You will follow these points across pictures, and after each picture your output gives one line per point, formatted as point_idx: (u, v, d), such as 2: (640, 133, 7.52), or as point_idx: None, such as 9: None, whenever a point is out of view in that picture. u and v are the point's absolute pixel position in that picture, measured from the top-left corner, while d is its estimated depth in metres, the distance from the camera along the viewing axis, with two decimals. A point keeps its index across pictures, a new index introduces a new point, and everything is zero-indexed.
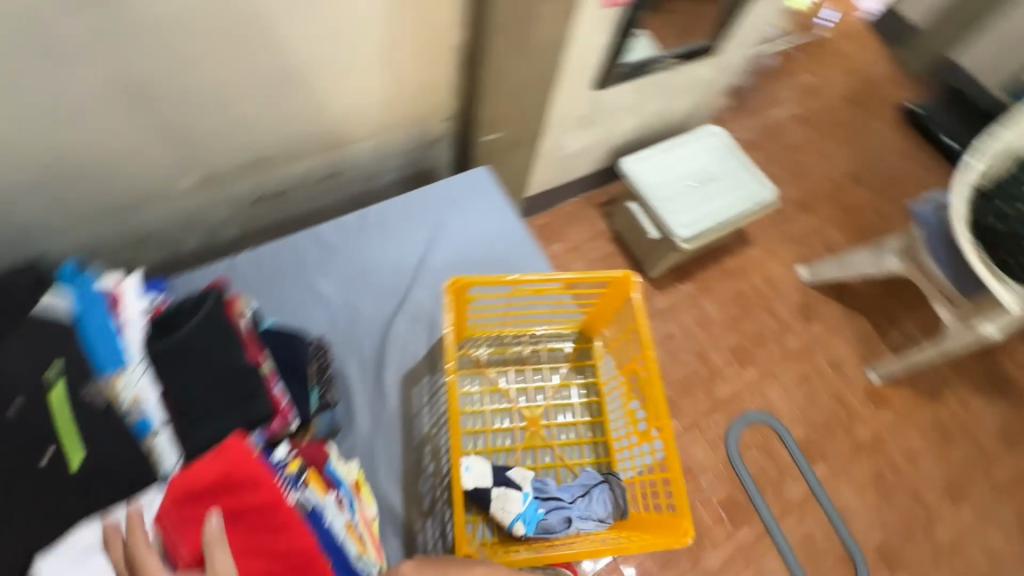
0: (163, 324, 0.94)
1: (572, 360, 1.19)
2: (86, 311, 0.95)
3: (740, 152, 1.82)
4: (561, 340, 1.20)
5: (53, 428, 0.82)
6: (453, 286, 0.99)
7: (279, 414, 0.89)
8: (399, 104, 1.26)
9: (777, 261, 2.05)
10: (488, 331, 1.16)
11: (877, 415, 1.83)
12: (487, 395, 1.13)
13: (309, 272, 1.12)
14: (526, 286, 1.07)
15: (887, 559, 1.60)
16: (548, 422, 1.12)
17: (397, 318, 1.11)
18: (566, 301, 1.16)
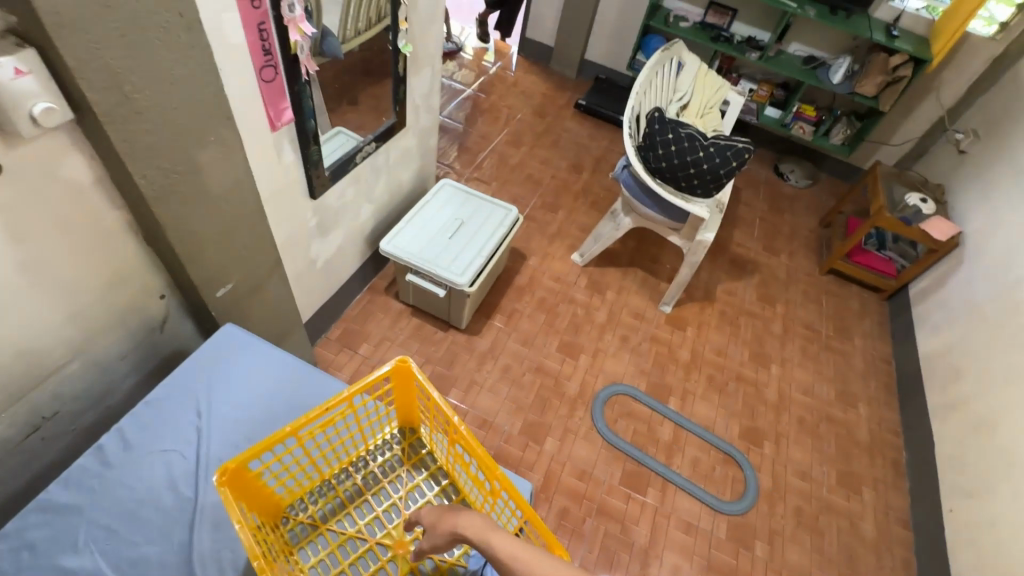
0: None
1: (403, 461, 1.01)
2: None
3: (475, 192, 2.01)
4: (381, 449, 1.01)
5: None
6: (219, 478, 0.74)
7: None
8: (135, 299, 1.01)
9: (554, 260, 2.31)
10: (295, 483, 0.91)
11: (684, 335, 2.15)
12: (337, 551, 0.89)
13: (43, 538, 0.76)
14: (309, 429, 0.88)
15: (751, 438, 1.88)
16: (411, 534, 0.91)
17: (192, 518, 0.82)
18: (360, 412, 0.97)
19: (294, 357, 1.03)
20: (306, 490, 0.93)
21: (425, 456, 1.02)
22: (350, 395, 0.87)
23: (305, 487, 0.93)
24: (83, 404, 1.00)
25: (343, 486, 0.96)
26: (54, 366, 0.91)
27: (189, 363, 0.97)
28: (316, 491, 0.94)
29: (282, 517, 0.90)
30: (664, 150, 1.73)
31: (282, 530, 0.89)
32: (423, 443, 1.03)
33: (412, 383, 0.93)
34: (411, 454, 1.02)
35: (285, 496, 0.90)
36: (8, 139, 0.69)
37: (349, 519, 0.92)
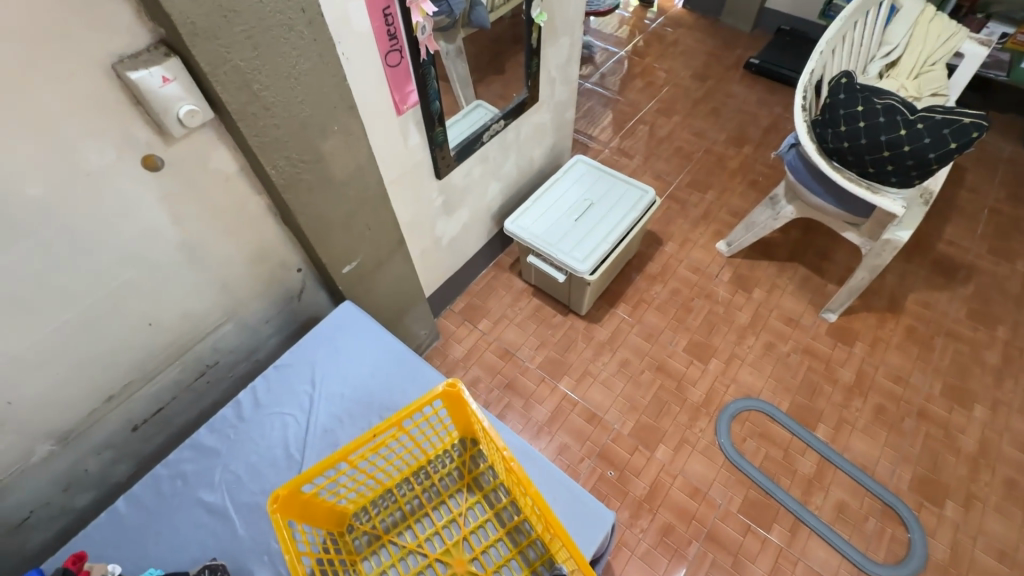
0: None
1: (462, 476, 0.94)
2: None
3: (611, 171, 1.86)
4: (441, 462, 0.95)
5: None
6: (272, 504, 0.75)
7: None
8: (278, 276, 1.14)
9: (695, 247, 2.06)
10: (358, 493, 0.90)
11: (851, 351, 1.78)
12: (400, 565, 0.86)
13: (194, 470, 0.93)
14: (362, 449, 0.85)
15: (928, 493, 1.51)
16: (470, 555, 0.86)
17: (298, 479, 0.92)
18: (417, 427, 0.93)
19: (399, 343, 1.09)
20: (368, 499, 0.91)
21: (485, 470, 0.94)
22: (398, 418, 0.84)
23: (369, 496, 0.90)
24: (237, 357, 1.18)
25: (405, 497, 0.91)
26: (214, 325, 1.08)
27: (310, 336, 1.09)
28: (379, 500, 0.91)
29: (347, 525, 0.89)
30: (848, 127, 1.39)
31: (348, 538, 0.88)
32: (483, 456, 0.95)
33: (464, 405, 0.87)
34: (470, 468, 0.94)
35: (350, 505, 0.89)
36: (166, 137, 0.80)
37: (410, 532, 0.88)
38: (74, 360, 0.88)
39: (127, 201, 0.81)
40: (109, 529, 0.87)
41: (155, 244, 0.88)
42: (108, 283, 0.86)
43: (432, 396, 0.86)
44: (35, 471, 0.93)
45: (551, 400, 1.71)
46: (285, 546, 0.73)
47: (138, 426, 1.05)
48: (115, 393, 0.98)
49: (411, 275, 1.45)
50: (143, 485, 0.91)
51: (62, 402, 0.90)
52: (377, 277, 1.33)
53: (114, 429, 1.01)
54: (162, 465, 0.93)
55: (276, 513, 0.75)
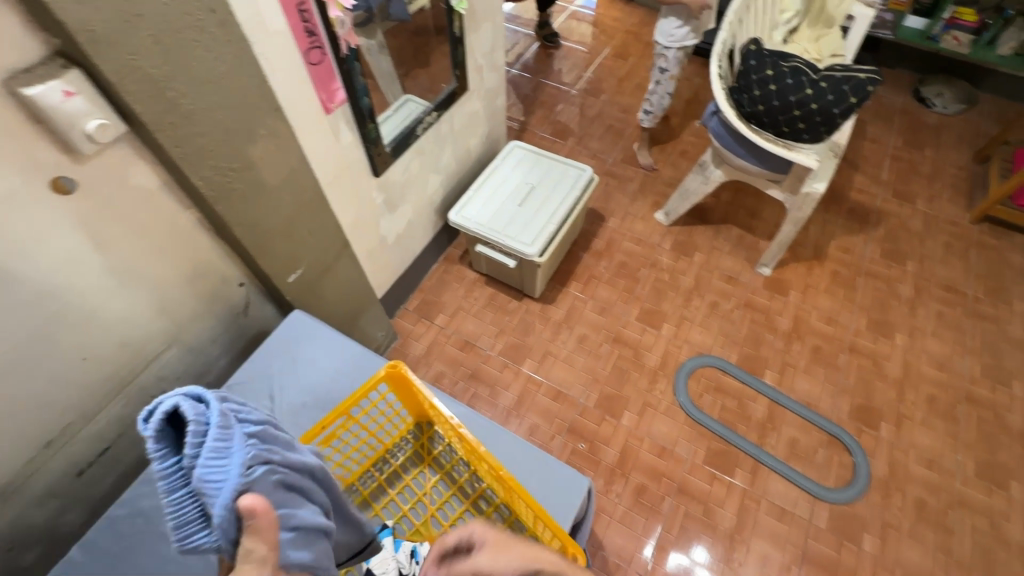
0: None
1: (419, 459, 0.95)
2: None
3: (546, 154, 1.90)
4: (399, 449, 0.96)
5: None
6: None
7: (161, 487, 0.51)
8: (223, 293, 1.10)
9: (635, 220, 2.14)
10: None
11: (786, 300, 1.91)
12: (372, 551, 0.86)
13: None
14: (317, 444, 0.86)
15: (864, 419, 1.66)
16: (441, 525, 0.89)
17: None
18: (369, 419, 0.94)
19: (348, 342, 1.07)
20: None
21: (443, 449, 0.96)
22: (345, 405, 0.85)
23: None
24: (186, 382, 1.12)
25: (366, 488, 0.92)
26: (157, 350, 1.02)
27: (262, 349, 1.05)
28: None
29: None
30: (761, 90, 1.48)
31: None
32: (439, 437, 0.97)
33: (408, 385, 0.90)
34: (428, 450, 0.96)
35: None
36: (76, 156, 0.75)
37: (379, 520, 0.89)
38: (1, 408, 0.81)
39: (39, 227, 0.75)
40: None
41: (77, 271, 0.82)
42: (30, 319, 0.79)
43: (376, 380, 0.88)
44: None
45: (516, 384, 1.73)
46: None
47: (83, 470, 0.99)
48: (51, 440, 0.91)
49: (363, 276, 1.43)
50: None
51: None
52: (325, 281, 1.29)
53: (58, 475, 0.94)
54: None
55: None
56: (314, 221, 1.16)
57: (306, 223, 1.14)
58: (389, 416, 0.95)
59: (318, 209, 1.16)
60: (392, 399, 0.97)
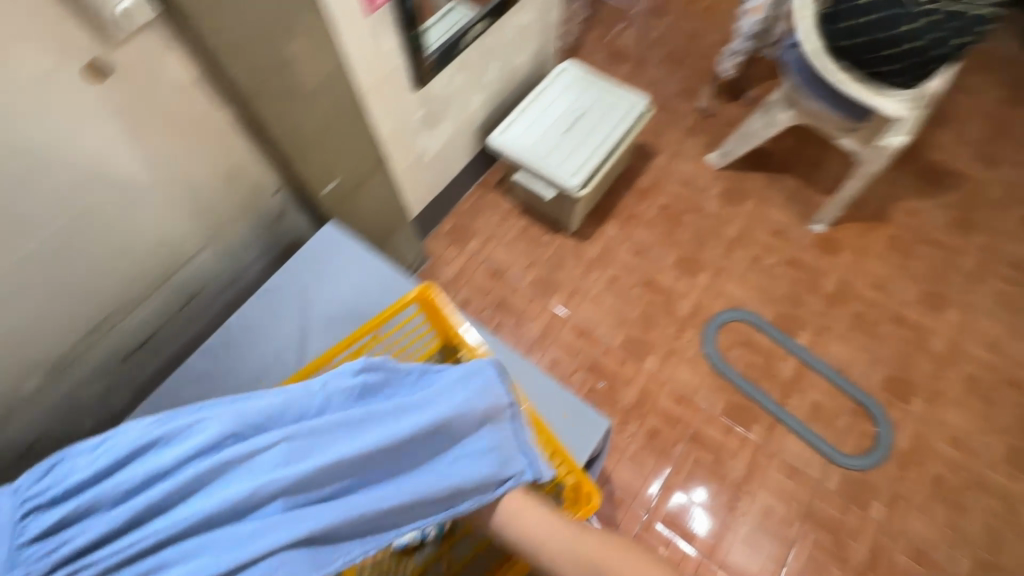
0: None
1: None
2: None
3: (599, 79, 1.75)
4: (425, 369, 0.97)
5: None
6: None
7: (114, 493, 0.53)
8: (259, 199, 1.09)
9: (685, 161, 2.01)
10: None
11: (835, 261, 1.81)
12: None
13: (192, 394, 0.93)
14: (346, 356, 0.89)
15: (895, 391, 1.61)
16: None
17: None
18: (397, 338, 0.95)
19: (379, 260, 1.05)
20: None
21: None
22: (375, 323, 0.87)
23: None
24: (221, 284, 1.14)
25: None
26: (193, 251, 1.03)
27: (295, 259, 1.05)
28: None
29: None
30: (854, 22, 1.30)
31: None
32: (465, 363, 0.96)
33: (437, 310, 0.89)
34: None
35: None
36: (106, 38, 0.71)
37: None
38: (47, 293, 0.84)
39: (73, 114, 0.73)
40: None
41: (113, 164, 0.81)
42: (69, 209, 0.79)
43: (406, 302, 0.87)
44: (26, 399, 0.91)
45: (542, 318, 1.73)
46: None
47: (127, 357, 1.04)
48: (95, 326, 0.95)
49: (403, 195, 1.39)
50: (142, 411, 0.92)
51: (41, 336, 0.87)
52: (360, 196, 1.26)
53: (104, 358, 0.99)
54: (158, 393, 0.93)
55: None
56: (351, 131, 1.11)
57: (343, 134, 1.09)
58: (417, 338, 0.95)
59: (356, 119, 1.10)
60: (420, 321, 0.96)
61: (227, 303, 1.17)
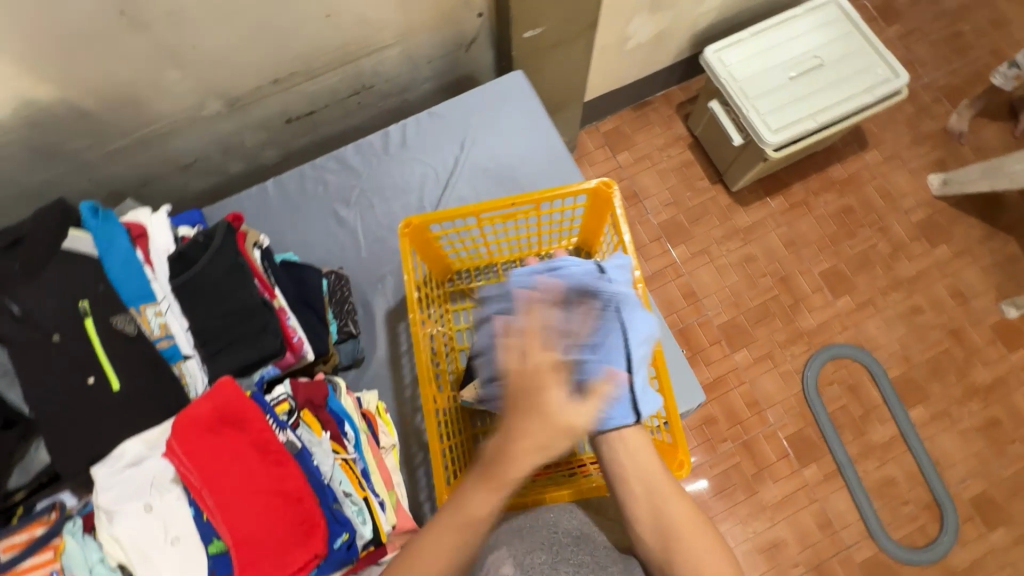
0: (189, 256, 0.74)
1: None
2: (133, 284, 0.72)
3: (864, 30, 1.43)
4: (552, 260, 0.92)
5: (117, 351, 0.67)
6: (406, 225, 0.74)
7: (292, 346, 0.74)
8: (460, 16, 1.02)
9: (901, 169, 1.68)
10: (471, 258, 0.89)
11: (1005, 355, 1.53)
12: None
13: (336, 181, 0.95)
14: (495, 215, 0.81)
15: (983, 512, 1.43)
16: None
17: None
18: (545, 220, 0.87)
19: (553, 134, 0.98)
20: (475, 266, 0.89)
21: None
22: (543, 196, 0.77)
23: (474, 264, 0.89)
24: (390, 88, 1.12)
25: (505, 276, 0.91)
26: (381, 45, 1.00)
27: (472, 95, 1.00)
28: (482, 269, 0.90)
29: (450, 278, 0.90)
30: None
31: (446, 291, 0.88)
32: None
33: (606, 211, 0.80)
34: None
35: (456, 263, 0.88)
36: None
37: None
38: (250, 28, 0.85)
39: None
40: (266, 196, 0.94)
41: None
42: None
43: (583, 189, 0.77)
44: (201, 120, 0.96)
45: (657, 261, 1.62)
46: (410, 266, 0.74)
47: (291, 121, 1.07)
48: (277, 79, 0.96)
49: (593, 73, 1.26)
50: (290, 175, 0.96)
51: (232, 66, 0.90)
52: (552, 58, 1.15)
53: (273, 112, 1.03)
54: (309, 167, 0.96)
55: (406, 237, 0.75)
56: None
57: None
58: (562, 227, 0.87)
59: None
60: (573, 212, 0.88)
61: (387, 108, 1.16)
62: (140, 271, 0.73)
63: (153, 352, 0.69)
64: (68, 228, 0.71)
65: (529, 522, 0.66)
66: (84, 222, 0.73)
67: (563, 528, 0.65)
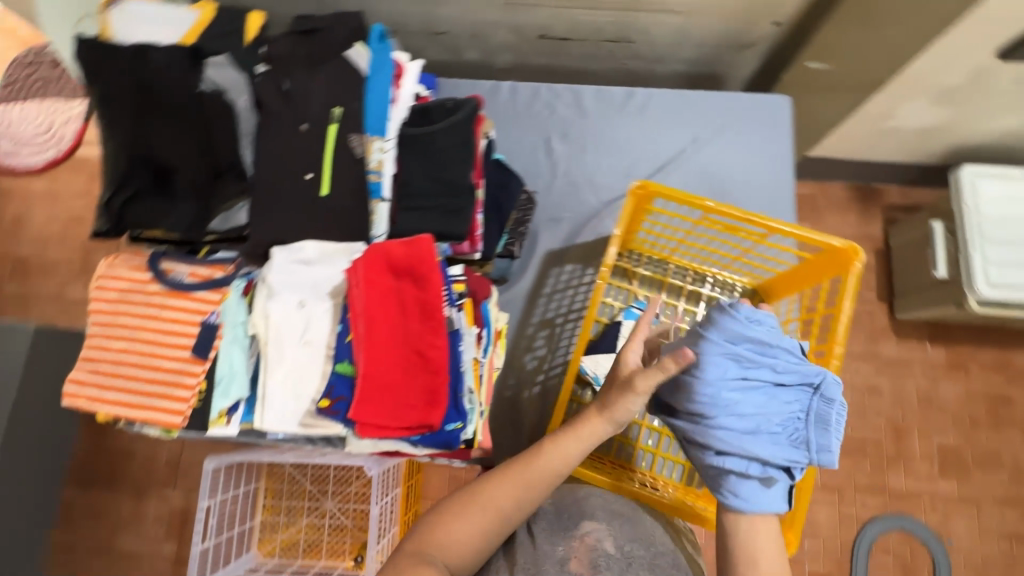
0: (431, 113, 0.73)
1: None
2: (374, 116, 0.73)
3: None
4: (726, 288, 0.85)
5: (336, 164, 0.72)
6: (639, 188, 0.67)
7: (472, 237, 0.74)
8: (757, 16, 0.96)
9: None
10: (652, 246, 0.85)
11: None
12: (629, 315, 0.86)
13: (564, 111, 0.94)
14: (716, 221, 0.73)
15: None
16: None
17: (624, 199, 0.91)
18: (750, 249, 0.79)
19: (788, 175, 0.91)
20: (650, 253, 0.86)
21: None
22: (784, 229, 0.67)
23: (651, 251, 0.85)
24: (643, 52, 1.09)
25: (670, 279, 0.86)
26: (667, 9, 0.97)
27: (732, 96, 0.93)
28: (653, 260, 0.87)
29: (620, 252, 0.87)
30: None
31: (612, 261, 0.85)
32: None
33: (830, 275, 0.69)
34: None
35: (637, 241, 0.84)
36: None
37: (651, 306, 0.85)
38: None
39: None
40: (498, 95, 0.96)
41: None
42: None
43: (826, 245, 0.66)
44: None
45: None
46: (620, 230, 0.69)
47: (542, 38, 1.07)
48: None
49: (841, 144, 1.16)
50: (525, 86, 0.95)
51: None
52: (813, 100, 1.07)
53: (533, 22, 1.03)
54: (546, 86, 0.95)
55: (631, 198, 0.68)
56: None
57: None
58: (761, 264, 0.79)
59: None
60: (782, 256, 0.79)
61: (626, 69, 1.13)
62: (385, 105, 0.73)
63: (360, 182, 0.72)
64: (356, 41, 0.73)
65: (596, 495, 0.62)
66: (370, 41, 0.74)
67: (646, 523, 0.60)
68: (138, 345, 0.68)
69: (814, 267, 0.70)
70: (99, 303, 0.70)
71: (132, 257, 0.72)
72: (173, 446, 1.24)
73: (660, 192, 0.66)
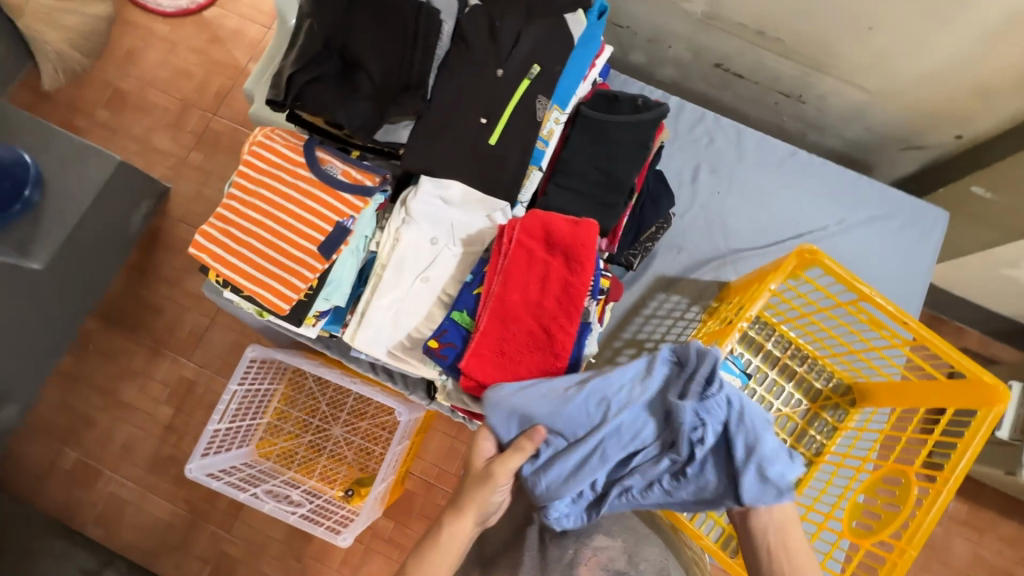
0: (620, 102, 0.74)
1: (812, 398, 0.83)
2: (564, 89, 0.73)
3: None
4: (825, 377, 0.83)
5: (513, 119, 0.70)
6: (806, 251, 0.65)
7: (612, 238, 0.74)
8: (946, 123, 0.93)
9: None
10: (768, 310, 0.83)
11: None
12: None
13: (722, 146, 0.93)
14: (856, 308, 0.71)
15: None
16: None
17: (749, 254, 0.90)
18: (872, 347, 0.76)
19: (920, 284, 0.88)
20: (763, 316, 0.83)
21: (830, 426, 0.81)
22: (933, 341, 0.64)
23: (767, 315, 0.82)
24: (807, 117, 1.05)
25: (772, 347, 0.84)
26: (857, 86, 0.94)
27: (890, 191, 0.91)
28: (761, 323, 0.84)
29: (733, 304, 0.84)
30: None
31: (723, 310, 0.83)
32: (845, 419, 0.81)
33: (963, 404, 0.65)
34: (824, 407, 0.82)
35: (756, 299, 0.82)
36: None
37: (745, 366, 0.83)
38: None
39: None
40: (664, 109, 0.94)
41: None
42: None
43: (973, 373, 0.63)
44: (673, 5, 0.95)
45: None
46: (768, 286, 0.67)
47: (717, 67, 1.04)
48: (760, 32, 0.93)
49: (952, 275, 1.12)
50: (693, 109, 0.94)
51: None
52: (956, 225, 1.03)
53: (717, 49, 1.00)
54: (714, 117, 0.94)
55: (792, 258, 0.66)
56: None
57: None
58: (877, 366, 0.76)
59: None
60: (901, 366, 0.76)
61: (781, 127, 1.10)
62: (576, 81, 0.73)
63: (532, 144, 0.71)
64: (580, 8, 0.72)
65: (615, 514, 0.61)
66: (588, 15, 0.74)
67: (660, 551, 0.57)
68: (271, 221, 0.68)
69: (944, 389, 0.66)
70: (249, 164, 0.70)
71: (289, 136, 0.72)
72: (200, 319, 1.21)
73: (827, 262, 0.64)
